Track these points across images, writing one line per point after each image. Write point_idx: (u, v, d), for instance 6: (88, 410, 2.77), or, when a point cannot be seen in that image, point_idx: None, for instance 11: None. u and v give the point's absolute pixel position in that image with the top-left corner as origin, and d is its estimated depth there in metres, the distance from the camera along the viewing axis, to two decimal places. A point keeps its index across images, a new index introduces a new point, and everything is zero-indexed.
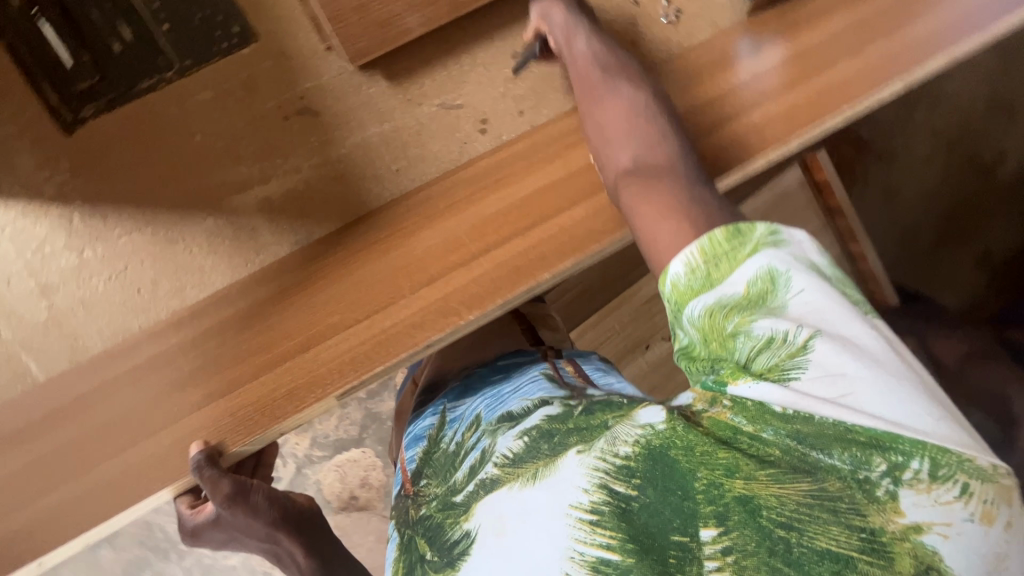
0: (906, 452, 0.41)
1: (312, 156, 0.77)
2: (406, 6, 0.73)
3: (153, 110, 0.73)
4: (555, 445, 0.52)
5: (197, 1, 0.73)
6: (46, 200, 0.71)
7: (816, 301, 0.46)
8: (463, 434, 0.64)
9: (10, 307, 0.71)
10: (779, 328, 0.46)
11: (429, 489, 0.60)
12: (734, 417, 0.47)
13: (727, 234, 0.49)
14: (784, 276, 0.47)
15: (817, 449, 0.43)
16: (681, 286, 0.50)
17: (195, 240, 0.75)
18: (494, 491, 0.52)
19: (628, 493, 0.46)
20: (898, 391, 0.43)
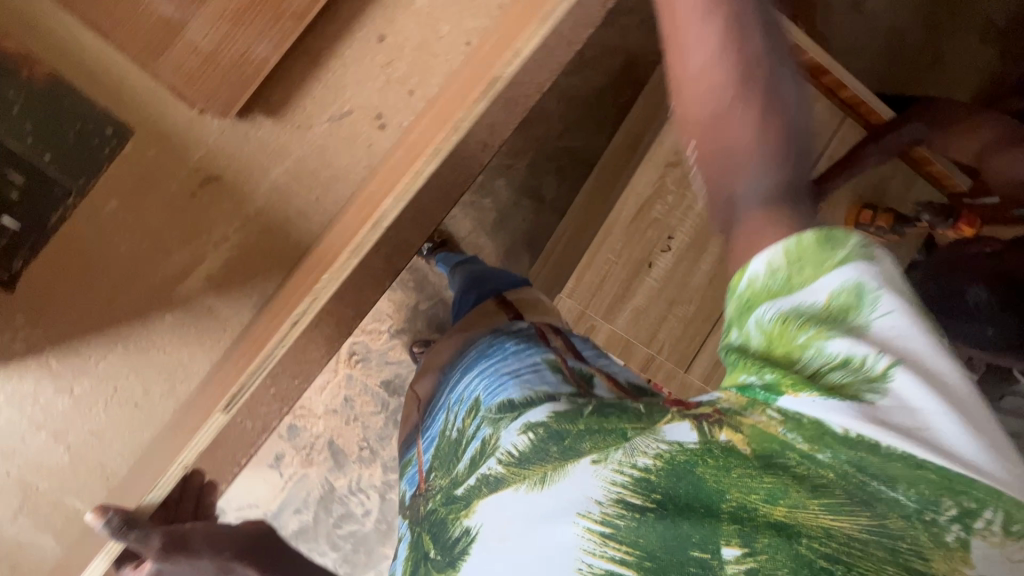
0: (980, 500, 0.38)
1: (232, 219, 0.77)
2: (252, 36, 0.71)
3: (74, 238, 0.74)
4: (565, 449, 0.49)
5: (65, 119, 0.72)
6: (20, 359, 0.74)
7: (902, 329, 0.41)
8: (465, 421, 0.65)
9: (37, 461, 0.76)
10: (856, 351, 0.41)
11: (435, 480, 0.62)
12: (787, 431, 0.42)
13: (820, 239, 0.43)
14: (872, 292, 0.42)
15: (883, 483, 0.40)
16: (758, 285, 0.44)
17: (165, 340, 0.77)
18: (498, 489, 0.51)
19: (645, 505, 0.43)
20: (984, 438, 0.40)
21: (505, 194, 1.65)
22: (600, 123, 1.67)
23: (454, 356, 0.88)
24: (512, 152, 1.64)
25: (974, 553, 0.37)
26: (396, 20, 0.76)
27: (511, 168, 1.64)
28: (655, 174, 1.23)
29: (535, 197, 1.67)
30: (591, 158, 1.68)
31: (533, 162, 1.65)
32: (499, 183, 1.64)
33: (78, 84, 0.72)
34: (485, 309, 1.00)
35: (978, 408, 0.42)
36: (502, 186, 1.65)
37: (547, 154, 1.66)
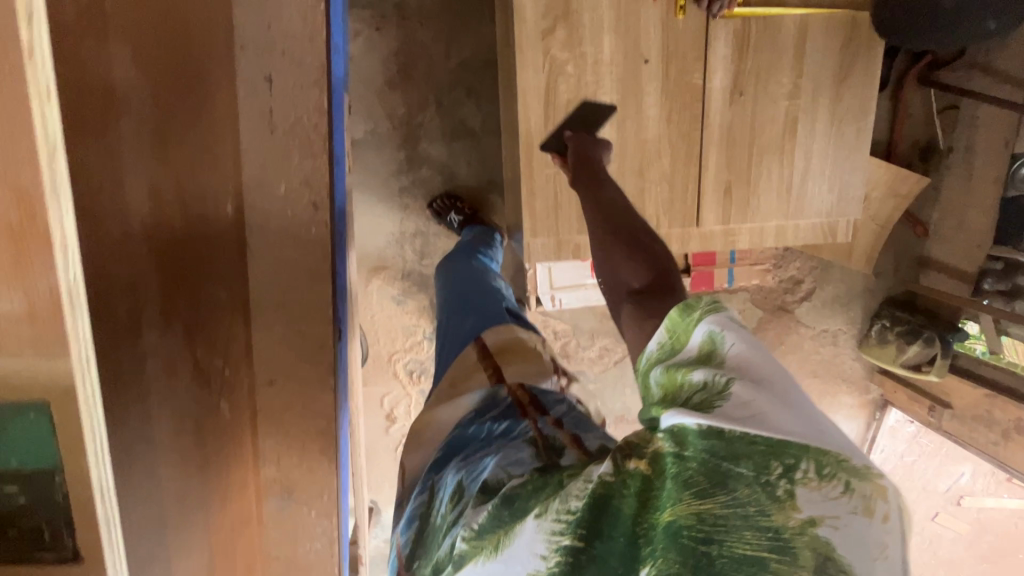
0: (796, 453, 0.46)
1: None
2: None
3: None
4: (515, 512, 0.54)
5: None
6: None
7: (743, 354, 0.54)
8: (447, 506, 0.66)
9: None
10: (709, 376, 0.53)
11: (420, 567, 0.65)
12: (666, 444, 0.50)
13: (679, 309, 0.58)
14: (718, 335, 0.55)
15: (729, 461, 0.47)
16: (653, 355, 0.59)
17: None
18: (464, 566, 0.55)
19: (576, 546, 0.48)
20: (807, 413, 0.50)
21: (436, 152, 1.50)
22: (474, 13, 1.41)
23: (440, 428, 0.86)
24: (413, 109, 1.46)
25: (798, 498, 0.45)
26: None
27: (423, 125, 1.47)
28: (540, 54, 1.00)
29: (464, 134, 1.49)
30: (490, 56, 1.45)
31: (439, 103, 1.46)
32: (423, 146, 1.49)
33: None
34: (466, 363, 0.98)
35: (810, 401, 0.52)
36: (428, 146, 1.49)
37: (446, 85, 1.45)
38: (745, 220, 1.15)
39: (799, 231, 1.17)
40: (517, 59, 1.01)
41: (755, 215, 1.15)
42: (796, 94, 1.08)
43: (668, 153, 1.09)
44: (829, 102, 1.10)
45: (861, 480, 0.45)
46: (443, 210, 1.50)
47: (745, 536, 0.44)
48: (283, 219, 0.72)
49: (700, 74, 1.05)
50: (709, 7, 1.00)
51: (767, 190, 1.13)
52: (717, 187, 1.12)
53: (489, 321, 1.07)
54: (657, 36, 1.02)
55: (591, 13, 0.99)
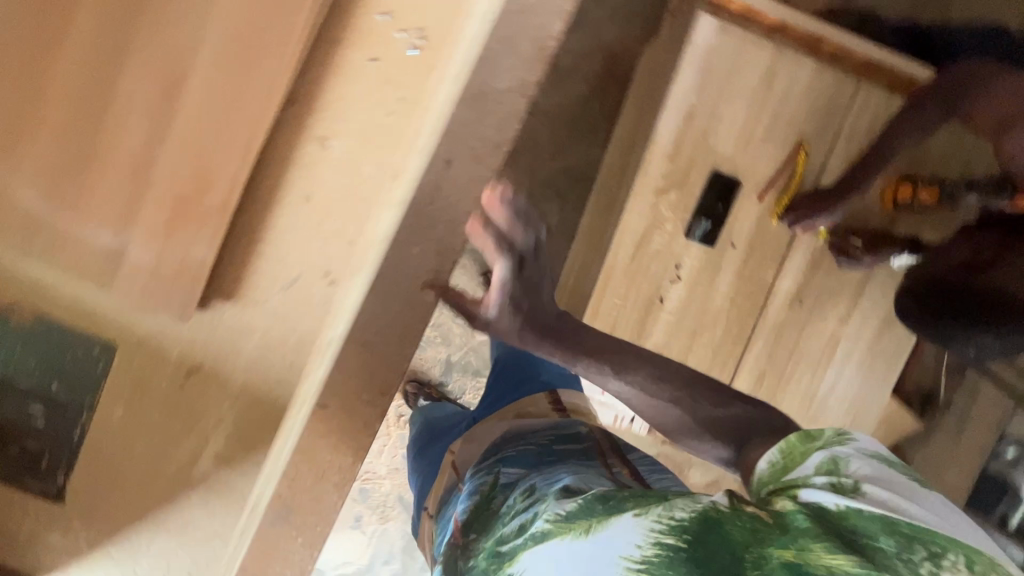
0: (942, 546, 0.54)
1: (223, 401, 0.81)
2: (188, 241, 0.72)
3: (97, 449, 0.82)
4: (609, 507, 0.63)
5: (61, 349, 0.78)
6: (86, 553, 0.85)
7: (872, 467, 0.62)
8: (521, 500, 0.76)
9: None
10: (834, 475, 0.61)
11: (473, 543, 0.78)
12: (798, 514, 0.58)
13: (801, 435, 0.66)
14: (845, 450, 0.64)
15: (871, 536, 0.55)
16: (766, 472, 0.67)
17: (196, 514, 0.85)
18: (546, 540, 0.64)
19: (677, 544, 0.56)
20: (939, 514, 0.58)
21: None
22: (589, 133, 1.57)
23: (509, 450, 0.96)
24: None
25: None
26: (316, 178, 0.76)
27: None
28: (648, 206, 1.13)
29: None
30: (589, 172, 1.59)
31: (530, 192, 1.58)
32: None
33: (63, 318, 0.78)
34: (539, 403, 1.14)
35: (938, 507, 0.60)
36: None
37: (543, 180, 1.58)
38: None
39: None
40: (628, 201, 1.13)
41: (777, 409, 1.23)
42: (845, 321, 1.20)
43: (722, 325, 1.19)
44: (870, 339, 1.22)
45: (993, 570, 0.53)
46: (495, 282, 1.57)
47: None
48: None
49: (773, 274, 1.17)
50: (794, 230, 1.14)
51: (794, 391, 1.23)
52: (753, 372, 1.21)
53: (563, 380, 1.23)
54: (749, 229, 1.15)
55: (702, 191, 1.13)
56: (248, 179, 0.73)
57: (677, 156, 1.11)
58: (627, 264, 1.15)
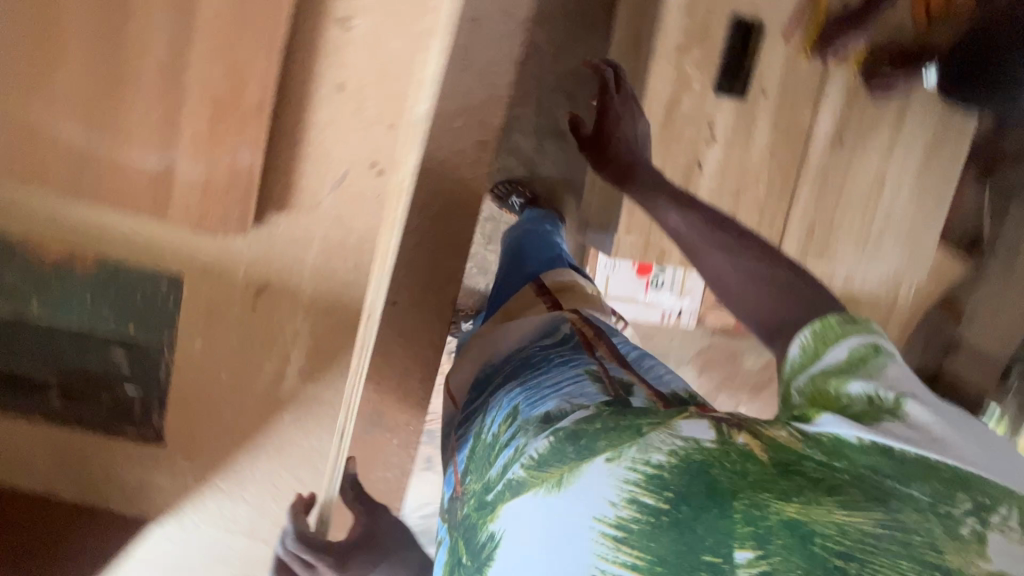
0: (991, 494, 0.43)
1: (295, 314, 0.81)
2: (229, 150, 0.70)
3: (182, 388, 0.83)
4: (579, 449, 0.49)
5: (129, 289, 0.78)
6: (196, 487, 0.88)
7: (907, 376, 0.51)
8: (500, 428, 0.66)
9: (247, 557, 0.92)
10: (872, 388, 0.49)
11: (469, 486, 0.64)
12: (810, 448, 0.46)
13: (841, 316, 0.54)
14: (884, 351, 0.52)
15: (897, 480, 0.44)
16: (794, 366, 0.55)
17: (290, 432, 0.86)
18: (521, 492, 0.52)
19: (658, 506, 0.43)
20: (984, 446, 0.47)
21: (526, 145, 1.58)
22: (590, 25, 1.51)
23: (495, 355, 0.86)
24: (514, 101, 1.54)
25: (990, 545, 0.41)
26: (345, 61, 0.73)
27: (520, 117, 1.55)
28: (672, 67, 1.09)
29: (556, 134, 1.57)
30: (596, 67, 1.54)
31: (540, 100, 1.54)
32: (515, 137, 1.58)
33: (122, 258, 0.77)
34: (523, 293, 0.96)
35: (984, 432, 0.49)
36: (520, 138, 1.57)
37: (551, 85, 1.54)
38: (820, 261, 1.23)
39: (865, 284, 1.27)
40: (650, 68, 1.09)
41: (830, 258, 1.23)
42: (889, 153, 1.17)
43: (763, 182, 1.17)
44: (917, 168, 1.19)
45: None
46: (505, 194, 1.57)
47: (902, 566, 0.39)
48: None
49: (809, 117, 1.14)
50: (827, 59, 1.10)
51: (846, 237, 1.22)
52: (802, 223, 1.20)
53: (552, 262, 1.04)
54: (779, 76, 1.11)
55: (725, 41, 1.09)
56: (277, 75, 0.71)
57: (694, 9, 1.06)
58: (660, 133, 1.12)
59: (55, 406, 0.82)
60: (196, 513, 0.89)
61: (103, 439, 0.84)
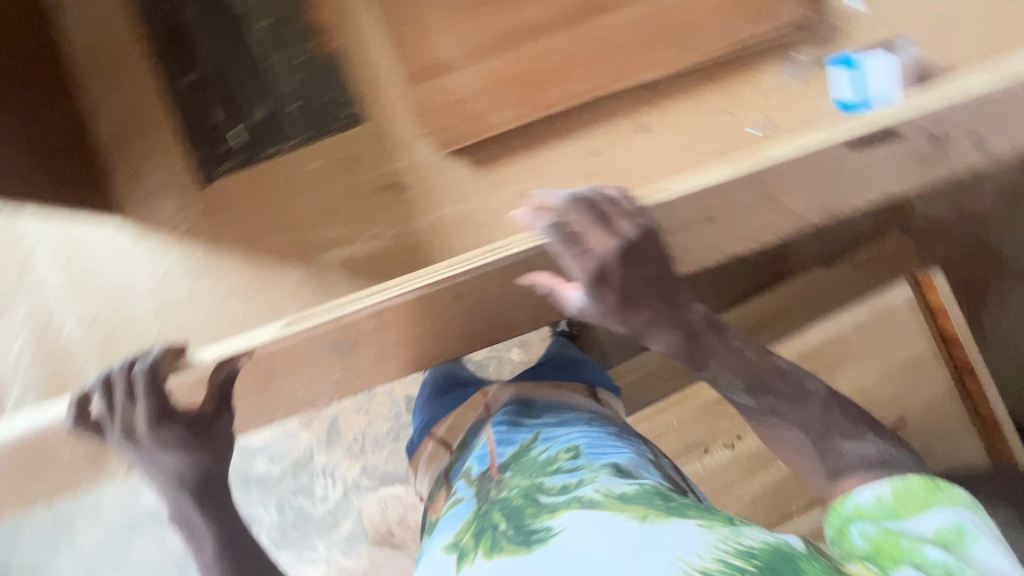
0: None
1: (394, 225, 0.85)
2: (497, 104, 0.80)
3: (273, 177, 0.84)
4: (671, 506, 0.50)
5: (324, 87, 0.83)
6: (180, 236, 0.85)
7: (999, 562, 0.43)
8: (556, 452, 0.61)
9: (133, 322, 0.85)
10: (940, 559, 0.43)
11: (512, 479, 0.59)
12: None
13: (924, 481, 0.48)
14: (971, 531, 0.44)
15: None
16: (862, 510, 0.49)
17: (286, 286, 0.85)
18: (589, 508, 0.50)
19: (744, 567, 0.42)
20: None
21: None
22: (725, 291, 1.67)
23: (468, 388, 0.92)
24: None
25: None
26: (616, 142, 0.83)
27: None
28: None
29: None
30: None
31: None
32: None
33: (347, 90, 0.83)
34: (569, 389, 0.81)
35: None
36: None
37: None
38: None
39: None
40: None
41: None
42: None
43: None
44: None
45: None
46: None
47: None
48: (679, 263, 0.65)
49: None
50: None
51: None
52: None
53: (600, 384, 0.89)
54: None
55: None
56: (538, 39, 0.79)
57: None
58: None
59: (179, 96, 0.84)
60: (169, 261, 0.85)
61: (170, 148, 0.84)
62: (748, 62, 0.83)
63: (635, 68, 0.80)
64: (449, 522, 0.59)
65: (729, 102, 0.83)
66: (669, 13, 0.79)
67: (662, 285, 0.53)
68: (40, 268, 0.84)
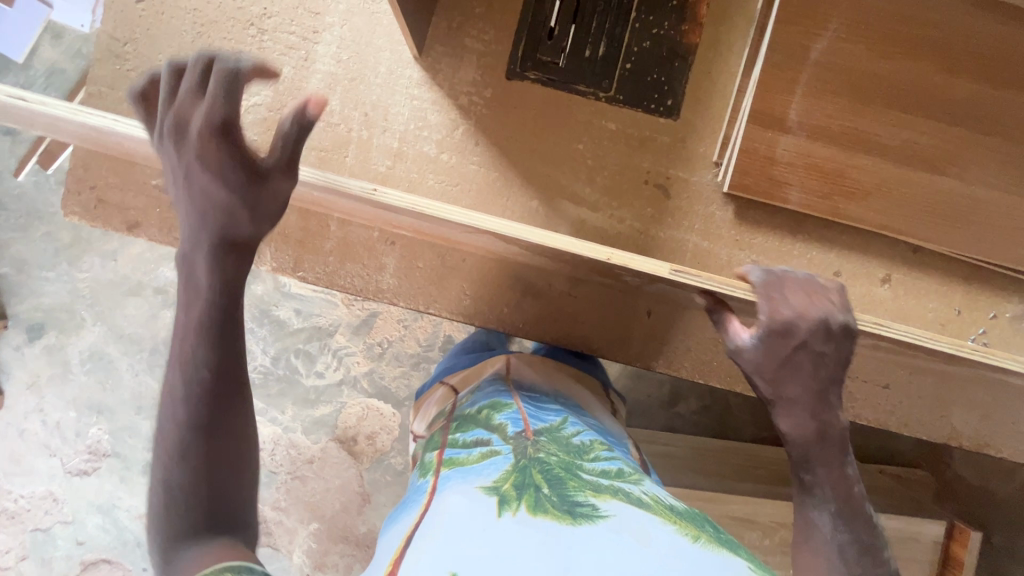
0: None
1: (639, 219, 0.85)
2: (801, 183, 0.81)
3: (568, 109, 0.84)
4: (716, 535, 0.53)
5: (663, 68, 0.84)
6: (456, 104, 0.84)
7: None
8: (591, 438, 0.65)
9: (367, 149, 0.83)
10: None
11: (547, 443, 0.61)
12: None
13: None
14: None
15: None
16: None
17: (515, 208, 0.85)
18: (642, 507, 0.53)
19: None
20: None
21: None
22: None
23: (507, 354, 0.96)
24: None
25: None
26: (858, 277, 0.87)
27: None
28: None
29: None
30: None
31: None
32: None
33: (680, 83, 0.84)
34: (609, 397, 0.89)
35: None
36: None
37: None
38: None
39: None
40: None
41: None
42: None
43: None
44: None
45: None
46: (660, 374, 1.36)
47: None
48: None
49: None
50: None
51: None
52: None
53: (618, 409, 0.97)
54: None
55: None
56: (872, 156, 0.81)
57: None
58: None
59: None
60: (432, 118, 0.84)
61: (501, 28, 0.83)
62: (1004, 284, 0.87)
63: (925, 231, 0.83)
64: (481, 467, 0.57)
65: (965, 307, 0.88)
66: (989, 211, 0.81)
67: (825, 382, 0.59)
68: (318, 52, 0.83)
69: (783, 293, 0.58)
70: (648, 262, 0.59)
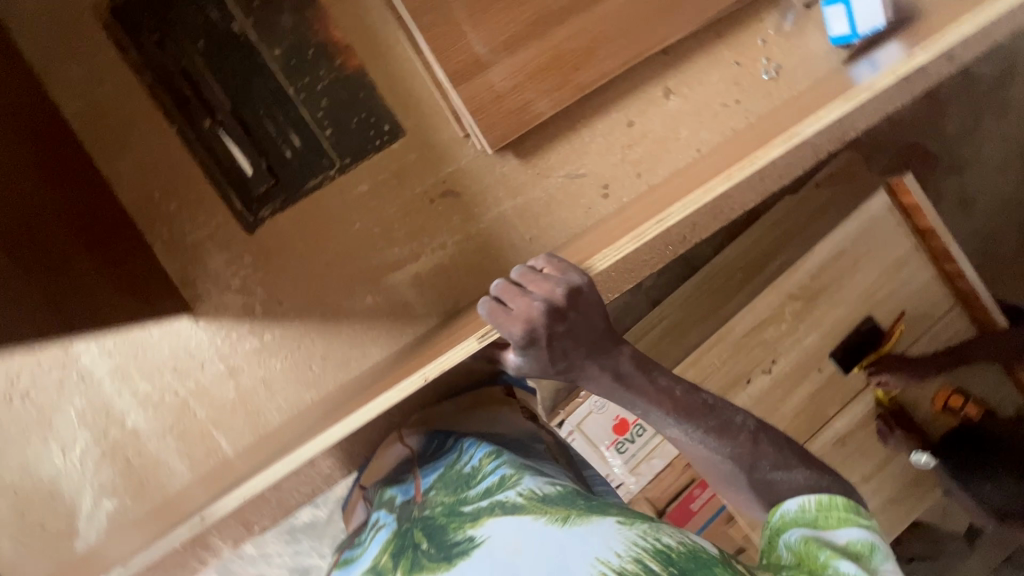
0: None
1: (455, 233, 0.84)
2: (538, 91, 0.80)
3: (321, 208, 0.81)
4: (589, 504, 0.53)
5: (356, 106, 0.81)
6: (233, 291, 0.80)
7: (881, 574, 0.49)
8: (481, 459, 0.64)
9: (205, 390, 0.80)
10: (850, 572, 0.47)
11: (437, 496, 0.62)
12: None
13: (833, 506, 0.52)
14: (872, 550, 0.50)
15: None
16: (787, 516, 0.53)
17: (358, 318, 0.82)
18: (510, 513, 0.53)
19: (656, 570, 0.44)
20: None
21: None
22: None
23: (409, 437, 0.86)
24: None
25: None
26: (647, 112, 0.88)
27: None
28: None
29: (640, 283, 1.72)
30: None
31: None
32: None
33: (380, 103, 0.82)
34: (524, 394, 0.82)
35: None
36: None
37: None
38: None
39: None
40: None
41: None
42: None
43: None
44: None
45: None
46: None
47: None
48: (735, 210, 0.70)
49: None
50: None
51: None
52: None
53: None
54: None
55: None
56: (566, 21, 0.80)
57: None
58: None
59: (202, 140, 0.78)
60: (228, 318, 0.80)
61: (206, 200, 0.79)
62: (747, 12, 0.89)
63: (657, 35, 0.83)
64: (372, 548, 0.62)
65: (738, 55, 0.89)
66: None
67: (601, 336, 0.56)
68: (85, 361, 0.78)
69: (519, 289, 0.53)
70: (460, 351, 0.58)
